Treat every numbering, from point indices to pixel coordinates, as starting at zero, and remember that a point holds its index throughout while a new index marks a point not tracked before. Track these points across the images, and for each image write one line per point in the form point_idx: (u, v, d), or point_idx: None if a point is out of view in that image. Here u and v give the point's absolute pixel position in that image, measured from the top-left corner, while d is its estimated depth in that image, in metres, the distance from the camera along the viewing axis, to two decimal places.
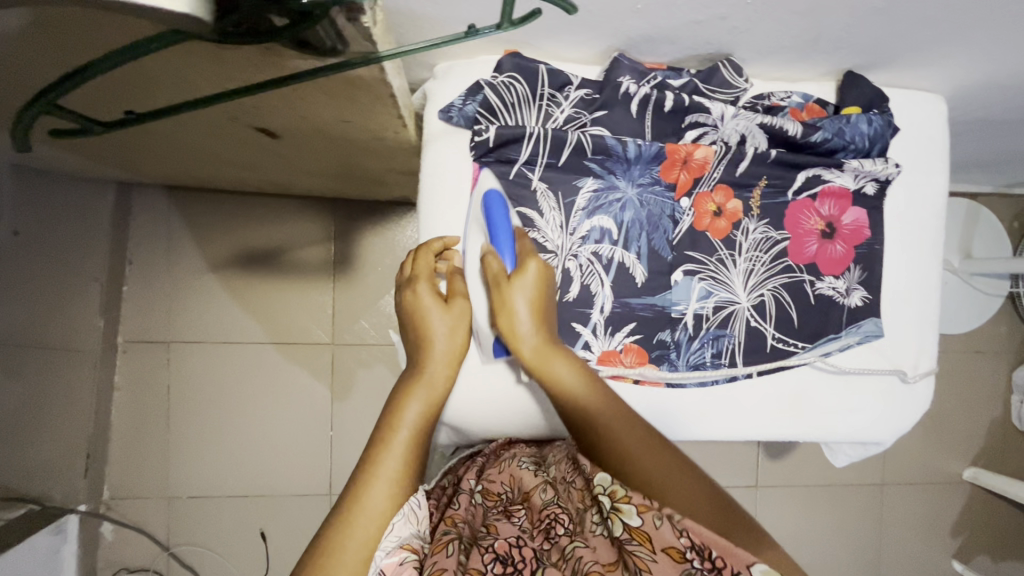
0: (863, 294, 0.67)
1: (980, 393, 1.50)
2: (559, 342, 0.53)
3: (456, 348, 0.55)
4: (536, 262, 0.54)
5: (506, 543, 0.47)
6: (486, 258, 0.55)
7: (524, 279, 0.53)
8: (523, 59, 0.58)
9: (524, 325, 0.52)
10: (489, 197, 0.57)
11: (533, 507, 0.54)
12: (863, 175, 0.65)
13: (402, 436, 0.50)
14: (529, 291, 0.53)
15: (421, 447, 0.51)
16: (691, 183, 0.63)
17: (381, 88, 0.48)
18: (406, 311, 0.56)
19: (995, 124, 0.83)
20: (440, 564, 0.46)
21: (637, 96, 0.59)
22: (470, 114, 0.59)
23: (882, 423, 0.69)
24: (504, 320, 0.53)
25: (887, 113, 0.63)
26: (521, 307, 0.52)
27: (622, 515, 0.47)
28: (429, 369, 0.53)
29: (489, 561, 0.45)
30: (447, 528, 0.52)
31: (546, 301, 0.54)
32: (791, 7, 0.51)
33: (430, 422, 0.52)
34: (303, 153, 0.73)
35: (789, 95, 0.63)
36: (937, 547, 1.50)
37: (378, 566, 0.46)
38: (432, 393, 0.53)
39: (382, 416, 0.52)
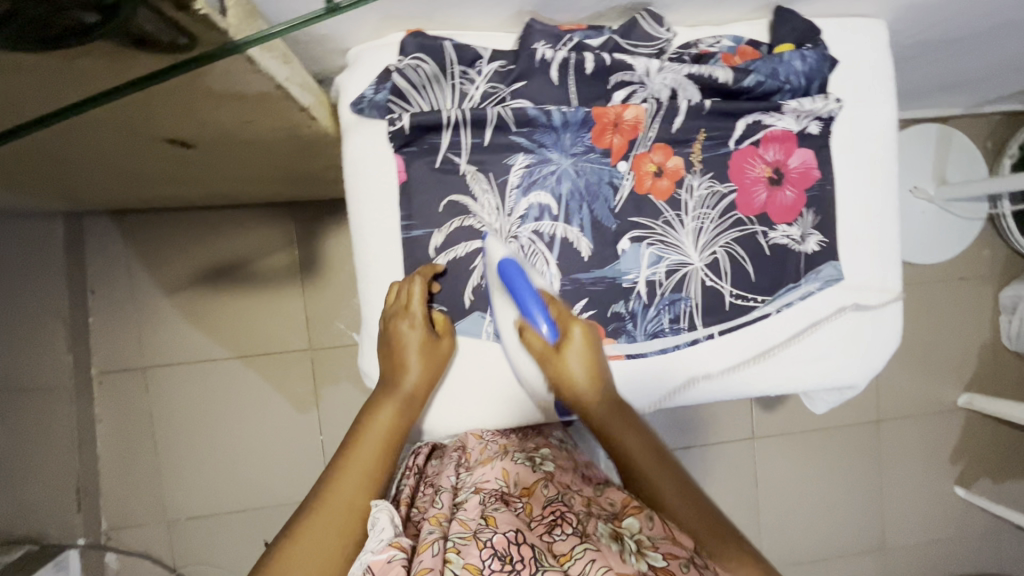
0: (819, 239, 0.65)
1: (969, 319, 1.49)
2: (620, 405, 0.60)
3: (429, 370, 0.59)
4: (580, 328, 0.59)
5: (504, 538, 0.44)
6: (527, 332, 0.58)
7: (572, 347, 0.58)
8: (424, 37, 0.54)
9: (580, 385, 0.59)
10: (505, 268, 0.56)
11: (533, 501, 0.51)
12: (805, 115, 0.62)
13: (372, 443, 0.56)
14: (579, 355, 0.59)
15: (385, 460, 0.56)
16: (627, 145, 0.60)
17: (267, 82, 0.44)
18: (385, 334, 0.59)
19: (947, 43, 0.79)
20: (424, 563, 0.44)
21: (555, 61, 0.55)
22: (383, 103, 0.56)
23: (855, 365, 0.67)
24: (568, 390, 0.59)
25: (821, 46, 0.60)
26: (575, 367, 0.59)
27: (647, 556, 0.43)
28: (403, 389, 0.58)
29: (488, 557, 0.42)
30: (432, 527, 0.49)
31: (596, 360, 0.60)
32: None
33: (398, 435, 0.57)
34: (228, 161, 0.70)
35: (719, 40, 0.60)
36: (938, 474, 1.51)
37: (367, 563, 0.46)
38: (402, 412, 0.58)
39: (356, 425, 0.58)
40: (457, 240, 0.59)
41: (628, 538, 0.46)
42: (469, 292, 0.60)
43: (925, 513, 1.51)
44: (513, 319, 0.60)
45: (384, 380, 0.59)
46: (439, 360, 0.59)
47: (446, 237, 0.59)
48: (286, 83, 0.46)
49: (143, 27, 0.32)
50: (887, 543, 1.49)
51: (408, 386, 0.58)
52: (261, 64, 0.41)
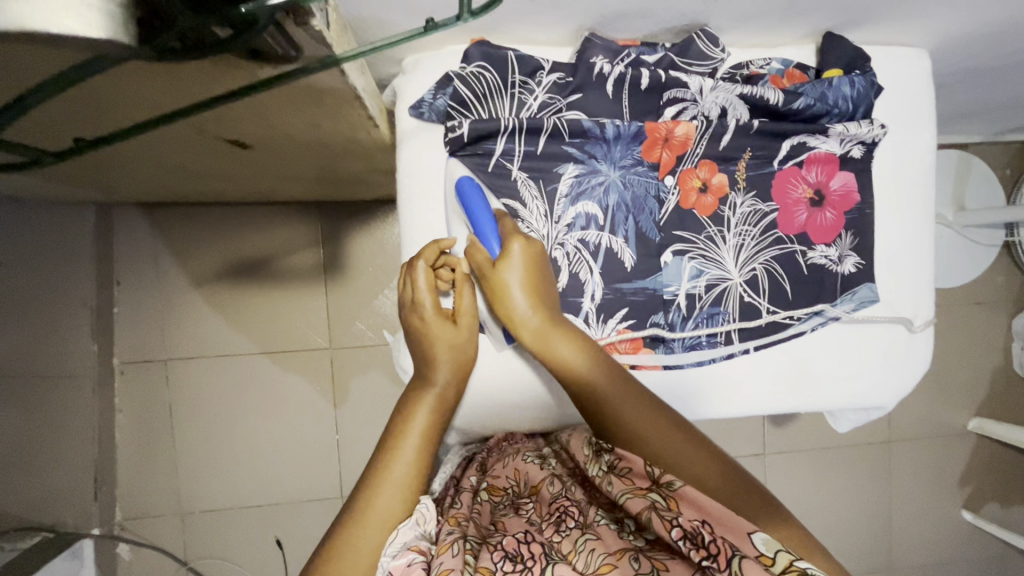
0: (856, 260, 0.66)
1: (982, 344, 1.50)
2: (560, 319, 0.54)
3: (461, 362, 0.57)
4: (520, 242, 0.54)
5: (514, 540, 0.46)
6: (473, 248, 0.55)
7: (511, 261, 0.53)
8: (490, 46, 0.56)
9: (521, 307, 0.53)
10: (461, 184, 0.57)
11: (541, 500, 0.53)
12: (849, 139, 0.63)
13: (411, 441, 0.52)
14: (519, 273, 0.53)
15: (424, 462, 0.52)
16: (674, 161, 0.61)
17: (345, 89, 0.45)
18: (412, 336, 0.58)
19: (981, 73, 0.81)
20: (444, 564, 0.43)
21: (612, 76, 0.57)
22: (442, 109, 0.57)
23: (883, 387, 0.68)
24: (502, 307, 0.54)
25: (870, 73, 0.60)
26: (514, 286, 0.53)
27: (643, 532, 0.46)
28: (435, 386, 0.56)
29: (500, 560, 0.44)
30: (451, 527, 0.49)
31: (540, 284, 0.55)
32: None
33: (436, 430, 0.54)
34: (277, 161, 0.72)
35: (769, 61, 0.61)
36: (947, 497, 1.51)
37: (386, 569, 0.45)
38: (439, 411, 0.55)
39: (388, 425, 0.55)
40: None
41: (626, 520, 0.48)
42: None
43: (933, 535, 1.51)
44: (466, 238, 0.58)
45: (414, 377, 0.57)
46: (467, 348, 0.57)
47: None
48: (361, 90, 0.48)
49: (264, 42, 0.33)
50: (894, 564, 1.49)
51: (434, 378, 0.56)
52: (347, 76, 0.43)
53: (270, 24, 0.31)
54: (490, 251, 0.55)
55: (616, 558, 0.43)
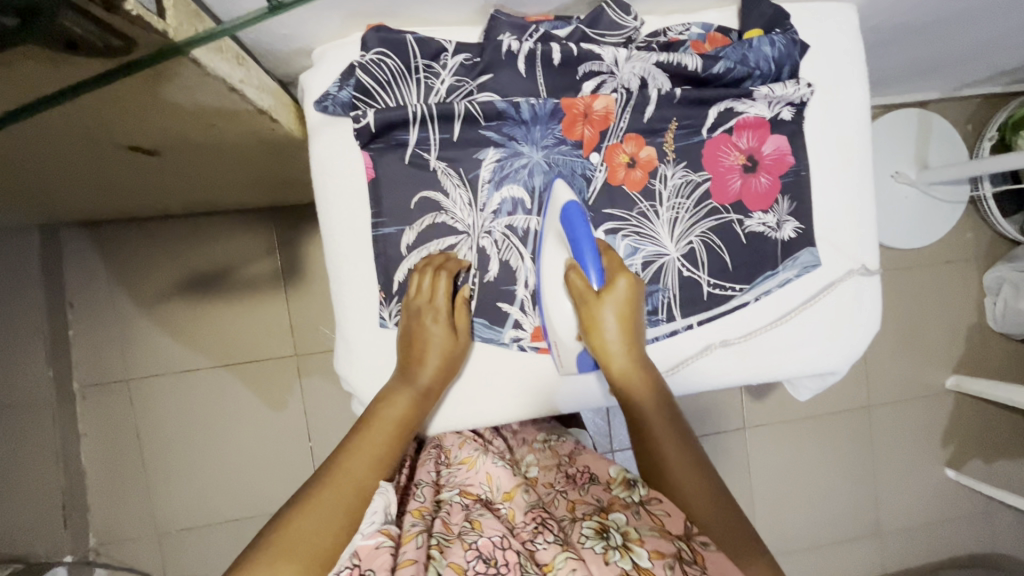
0: (795, 225, 0.64)
1: (955, 302, 1.49)
2: (646, 366, 0.58)
3: (448, 362, 0.58)
4: (626, 278, 0.56)
5: (490, 542, 0.48)
6: (570, 274, 0.56)
7: (615, 296, 0.56)
8: (388, 32, 0.52)
9: (613, 340, 0.56)
10: (568, 211, 0.55)
11: (516, 509, 0.55)
12: (776, 101, 0.61)
13: (386, 429, 0.55)
14: (617, 307, 0.56)
15: (394, 449, 0.55)
16: (598, 137, 0.59)
17: (220, 86, 0.42)
18: (404, 328, 0.58)
19: (920, 26, 0.79)
20: (407, 554, 0.45)
21: (521, 53, 0.54)
22: (348, 101, 0.55)
23: (835, 349, 0.67)
24: (595, 336, 0.56)
25: (790, 31, 0.58)
26: (609, 321, 0.56)
27: (632, 553, 0.46)
28: (419, 384, 0.56)
29: (472, 558, 0.46)
30: (415, 519, 0.51)
31: (633, 324, 0.58)
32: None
33: (411, 423, 0.56)
34: (197, 167, 0.69)
35: (688, 27, 0.59)
36: (929, 457, 1.51)
37: (354, 548, 0.46)
38: (418, 406, 0.56)
39: (368, 412, 0.56)
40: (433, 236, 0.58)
41: (614, 531, 0.48)
42: None
43: (918, 495, 1.51)
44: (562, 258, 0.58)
45: (401, 369, 0.57)
46: (458, 353, 0.58)
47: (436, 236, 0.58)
48: (243, 82, 0.44)
49: (70, 30, 0.30)
50: (881, 527, 1.50)
51: (424, 381, 0.56)
52: (211, 69, 0.39)
53: (68, 9, 0.29)
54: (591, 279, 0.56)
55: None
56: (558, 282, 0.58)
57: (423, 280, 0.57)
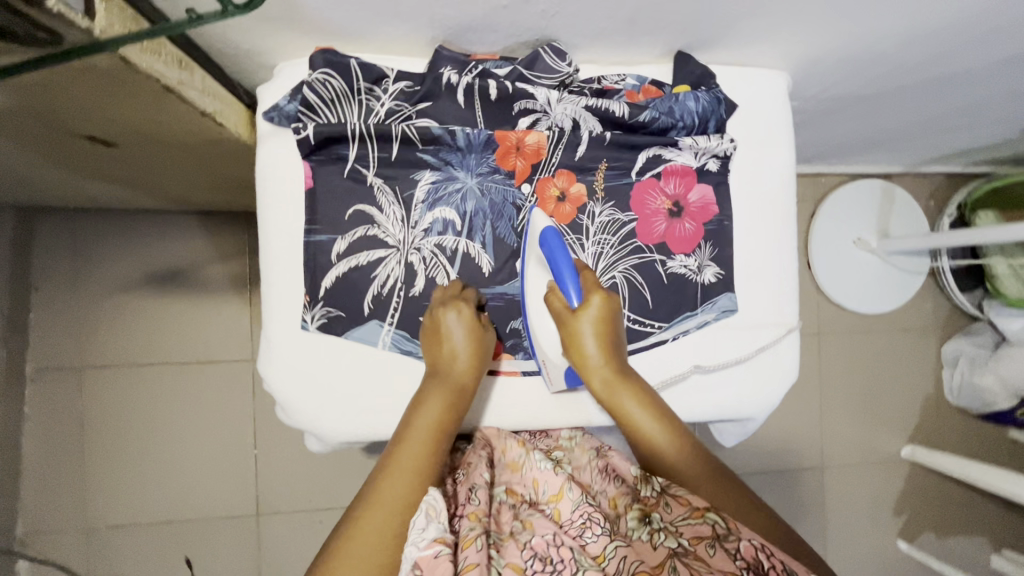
0: (715, 270, 0.67)
1: (911, 370, 1.51)
2: (626, 374, 0.61)
3: (479, 355, 0.60)
4: (599, 296, 0.60)
5: (543, 540, 0.49)
6: (552, 296, 0.61)
7: (588, 314, 0.59)
8: (333, 54, 0.56)
9: (592, 355, 0.60)
10: (545, 236, 0.61)
11: (561, 506, 0.56)
12: (703, 153, 0.65)
13: (423, 433, 0.56)
14: (592, 325, 0.60)
15: (434, 451, 0.55)
16: (530, 169, 0.63)
17: (152, 83, 0.45)
18: (428, 330, 0.60)
19: (857, 100, 0.85)
20: (469, 559, 0.47)
21: (459, 86, 0.58)
22: (293, 113, 0.58)
23: (749, 395, 0.68)
24: (574, 353, 0.60)
25: (714, 90, 0.63)
26: (586, 332, 0.60)
27: (674, 534, 0.49)
28: (449, 380, 0.58)
29: (529, 557, 0.48)
30: (471, 522, 0.51)
31: (610, 335, 0.61)
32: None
33: (445, 420, 0.57)
34: (158, 164, 0.72)
35: (623, 78, 0.63)
36: (882, 526, 1.49)
37: (413, 559, 0.47)
38: (451, 403, 0.58)
39: (403, 420, 0.57)
40: (364, 247, 0.61)
41: (654, 517, 0.53)
42: (368, 300, 0.61)
43: (869, 565, 1.49)
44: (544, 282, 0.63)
45: (431, 372, 0.59)
46: (484, 346, 0.60)
47: (366, 248, 0.61)
48: (176, 82, 0.48)
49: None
50: None
51: (457, 374, 0.59)
52: (139, 66, 0.42)
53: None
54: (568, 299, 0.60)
55: (655, 568, 0.46)
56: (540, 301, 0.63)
57: (447, 293, 0.61)
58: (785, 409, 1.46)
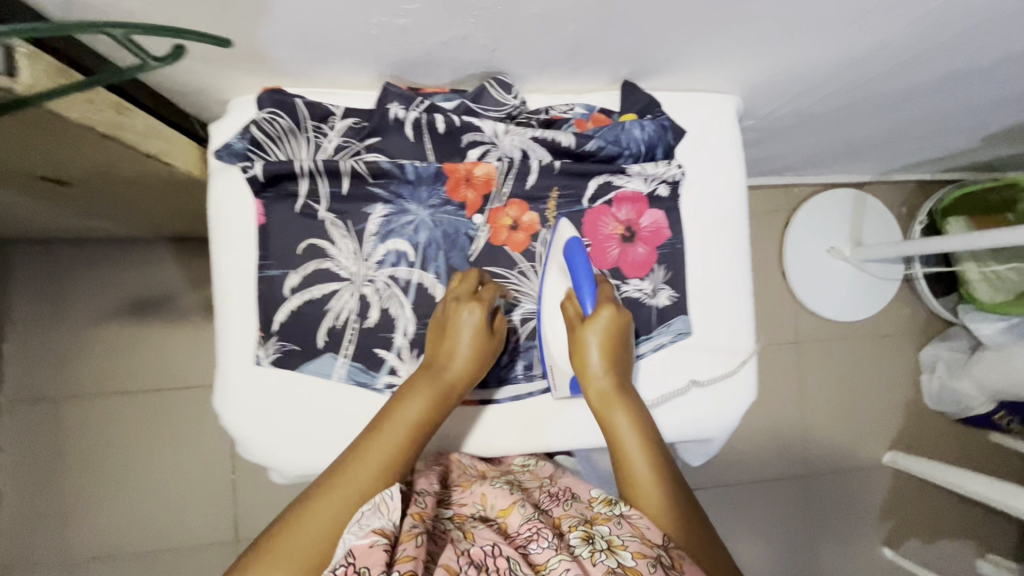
0: (670, 293, 0.68)
1: (890, 375, 1.52)
2: (627, 391, 0.60)
3: (477, 355, 0.59)
4: (610, 311, 0.60)
5: (481, 549, 0.49)
6: (567, 302, 0.62)
7: (598, 324, 0.59)
8: (280, 94, 0.58)
9: (596, 366, 0.59)
10: (568, 246, 0.61)
11: (510, 519, 0.54)
12: (651, 178, 0.66)
13: (403, 426, 0.54)
14: (602, 336, 0.59)
15: (410, 447, 0.54)
16: (481, 200, 0.64)
17: (81, 129, 0.46)
18: (439, 316, 0.60)
19: (812, 117, 0.87)
20: (407, 551, 0.46)
21: (407, 121, 0.59)
22: (242, 151, 0.59)
23: (706, 416, 0.68)
24: (578, 359, 0.60)
25: (660, 118, 0.64)
26: (594, 343, 0.59)
27: (617, 554, 0.48)
28: (443, 377, 0.58)
29: (465, 563, 0.47)
30: (414, 521, 0.50)
31: (617, 352, 0.60)
32: (528, 12, 0.51)
33: (428, 418, 0.56)
34: (116, 199, 0.73)
35: (572, 107, 0.65)
36: (866, 534, 1.49)
37: (348, 546, 0.46)
38: (437, 400, 0.56)
39: (386, 407, 0.56)
40: (317, 282, 0.61)
41: (598, 538, 0.50)
42: (322, 333, 0.62)
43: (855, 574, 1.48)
44: (561, 289, 0.64)
45: (426, 365, 0.59)
46: (487, 347, 0.60)
47: (320, 283, 0.62)
48: (85, 121, 0.46)
49: None
50: None
51: (451, 372, 0.58)
52: (65, 115, 0.43)
53: None
54: (583, 307, 0.61)
55: None
56: (555, 308, 0.64)
57: (465, 285, 0.60)
58: (767, 419, 1.46)
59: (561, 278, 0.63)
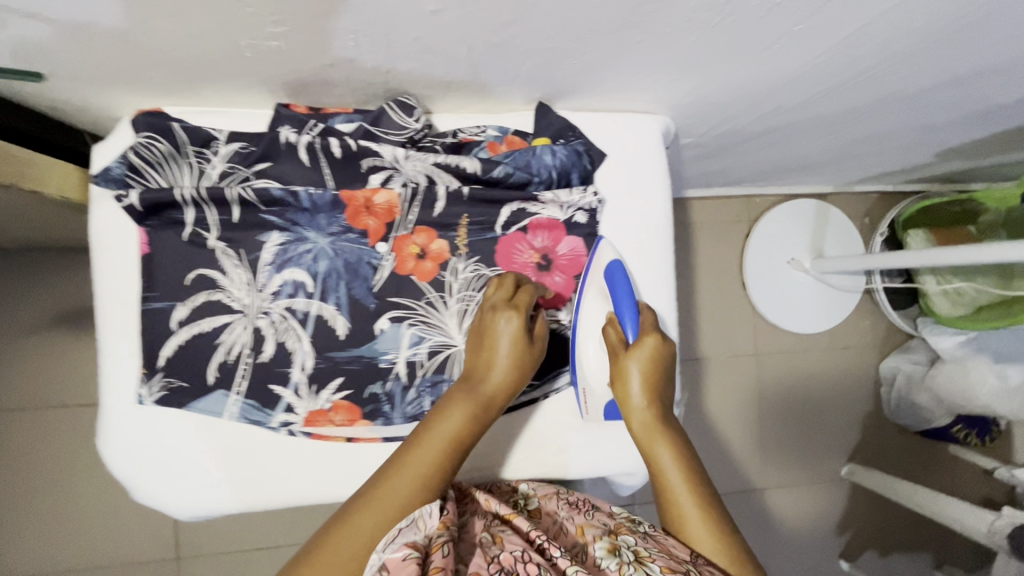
0: None
1: (851, 387, 1.51)
2: (668, 421, 0.59)
3: (517, 363, 0.57)
4: (654, 339, 0.60)
5: (511, 556, 0.46)
6: (608, 327, 0.62)
7: (641, 351, 0.59)
8: (156, 117, 0.55)
9: (636, 393, 0.59)
10: (612, 269, 0.63)
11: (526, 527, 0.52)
12: (568, 206, 0.64)
13: (440, 437, 0.52)
14: (643, 364, 0.59)
15: (450, 460, 0.52)
16: (384, 228, 0.60)
17: None
18: (479, 324, 0.59)
19: (755, 135, 0.84)
20: (434, 564, 0.45)
21: (300, 145, 0.56)
22: (120, 177, 0.55)
23: (627, 452, 0.66)
24: (619, 386, 0.59)
25: (573, 143, 0.62)
26: (634, 373, 0.59)
27: (645, 567, 0.47)
28: (482, 390, 0.56)
29: (494, 570, 0.45)
30: (438, 530, 0.49)
31: (658, 379, 0.60)
32: (407, 35, 0.47)
33: (466, 432, 0.53)
34: (6, 219, 0.68)
35: (483, 129, 0.63)
36: (823, 546, 1.48)
37: (379, 561, 0.45)
38: (476, 413, 0.54)
39: (423, 420, 0.54)
40: (205, 315, 0.58)
41: (625, 550, 0.50)
42: (212, 369, 0.58)
43: None
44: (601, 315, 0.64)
45: (465, 378, 0.57)
46: (526, 355, 0.58)
47: (208, 316, 0.58)
48: None
49: None
50: None
51: (490, 383, 0.56)
52: None
53: None
54: (626, 333, 0.61)
55: None
56: (594, 335, 0.63)
57: (499, 292, 0.59)
58: (726, 432, 1.44)
59: (601, 304, 0.64)
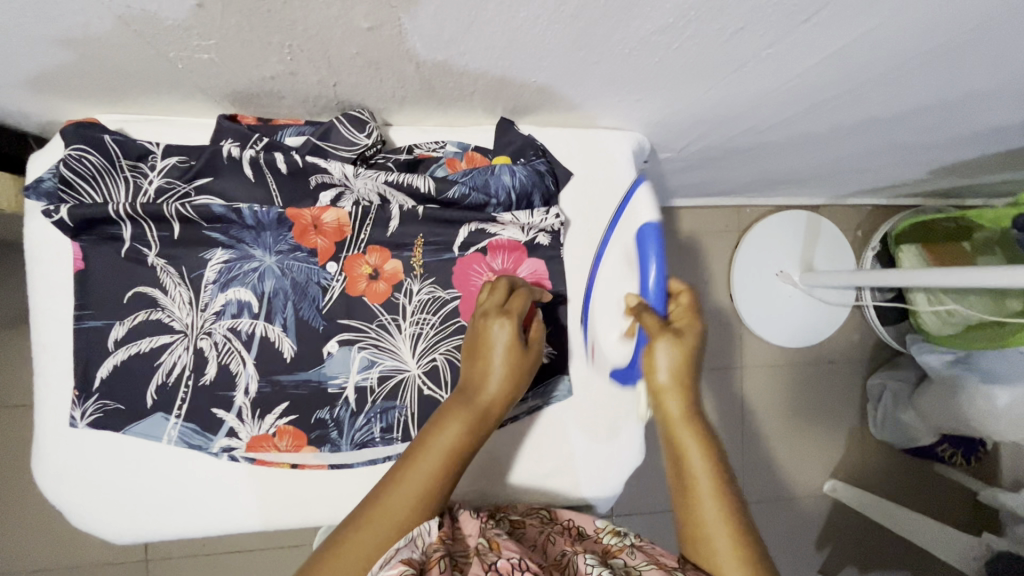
0: (548, 349, 0.63)
1: (837, 402, 1.49)
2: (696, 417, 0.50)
3: (514, 374, 0.51)
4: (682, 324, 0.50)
5: (509, 564, 0.43)
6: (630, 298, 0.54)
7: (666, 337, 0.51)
8: (87, 128, 0.52)
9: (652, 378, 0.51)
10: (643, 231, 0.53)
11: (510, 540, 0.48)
12: (530, 227, 0.61)
13: (437, 454, 0.47)
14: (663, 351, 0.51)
15: (447, 479, 0.47)
16: (334, 247, 0.58)
17: None
18: (474, 333, 0.54)
19: (736, 152, 0.81)
20: None
21: (244, 160, 0.54)
22: (53, 191, 0.52)
23: (588, 483, 0.63)
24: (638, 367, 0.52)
25: (533, 162, 0.59)
26: (662, 362, 0.48)
27: None
28: (478, 401, 0.50)
29: None
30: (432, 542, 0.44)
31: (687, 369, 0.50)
32: (345, 51, 0.44)
33: (466, 447, 0.48)
34: None
35: (442, 144, 0.60)
36: (803, 562, 1.46)
37: None
38: (472, 427, 0.49)
39: (421, 435, 0.49)
40: (143, 335, 0.55)
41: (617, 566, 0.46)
42: (151, 391, 0.56)
43: None
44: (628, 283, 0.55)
45: (460, 390, 0.51)
46: (522, 364, 0.52)
47: (147, 336, 0.55)
48: None
49: None
50: None
51: (487, 394, 0.50)
52: None
53: None
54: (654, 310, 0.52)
55: None
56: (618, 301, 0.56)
57: (494, 298, 0.54)
58: None
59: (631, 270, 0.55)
